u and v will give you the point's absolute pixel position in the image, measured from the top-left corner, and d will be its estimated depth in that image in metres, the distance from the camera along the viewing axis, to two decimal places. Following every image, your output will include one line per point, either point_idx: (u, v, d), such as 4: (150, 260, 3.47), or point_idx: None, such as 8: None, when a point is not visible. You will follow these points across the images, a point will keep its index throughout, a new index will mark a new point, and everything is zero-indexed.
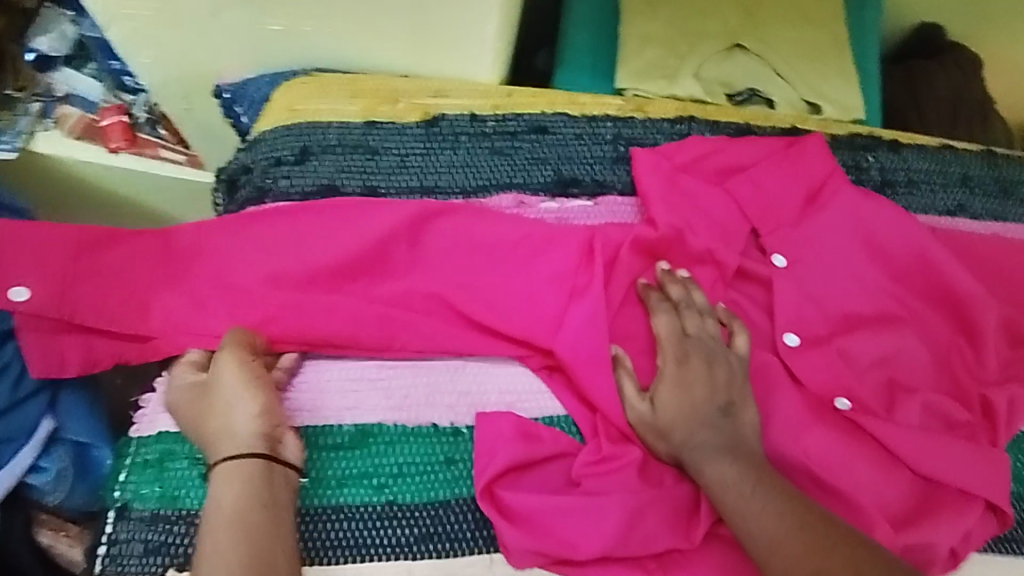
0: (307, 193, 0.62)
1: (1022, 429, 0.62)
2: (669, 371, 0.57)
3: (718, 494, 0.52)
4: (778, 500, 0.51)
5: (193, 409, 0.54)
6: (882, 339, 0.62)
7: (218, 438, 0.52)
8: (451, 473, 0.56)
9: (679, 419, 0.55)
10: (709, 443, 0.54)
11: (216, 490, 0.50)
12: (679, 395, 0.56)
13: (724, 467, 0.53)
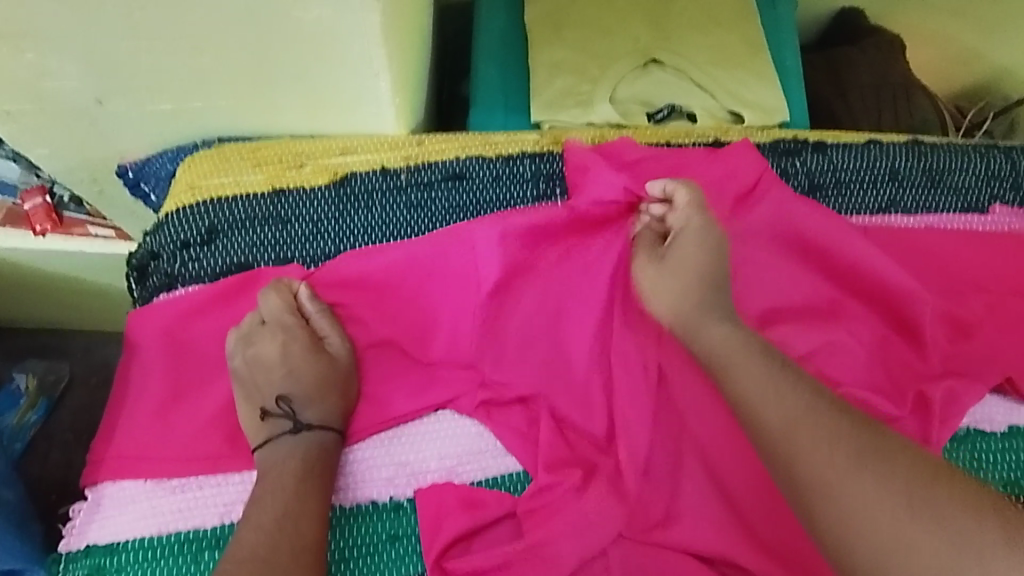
0: (219, 274, 0.60)
1: (968, 426, 0.62)
2: (679, 241, 0.59)
3: (715, 358, 0.54)
4: (797, 382, 0.51)
5: (302, 370, 0.58)
6: (818, 354, 0.62)
7: (321, 405, 0.56)
8: (396, 551, 0.54)
9: (677, 291, 0.58)
10: (706, 323, 0.56)
11: (285, 449, 0.54)
12: (679, 265, 0.59)
13: (723, 341, 0.54)
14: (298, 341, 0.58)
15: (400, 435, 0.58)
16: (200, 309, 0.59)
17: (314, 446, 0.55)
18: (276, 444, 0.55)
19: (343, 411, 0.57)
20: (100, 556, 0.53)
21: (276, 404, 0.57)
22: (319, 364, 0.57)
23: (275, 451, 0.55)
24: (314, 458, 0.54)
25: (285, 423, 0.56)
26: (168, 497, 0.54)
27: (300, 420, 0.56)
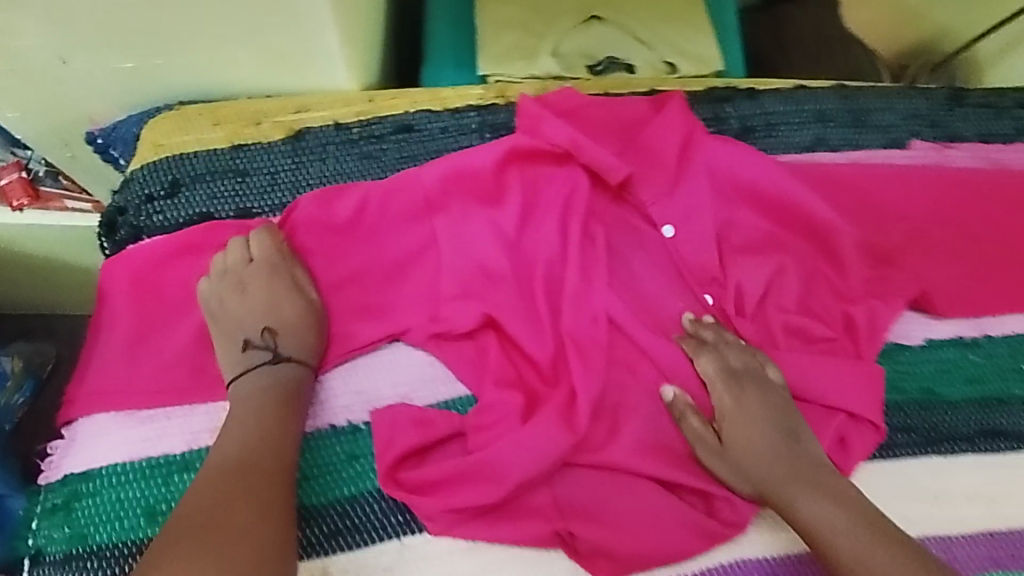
0: (183, 224, 0.64)
1: (891, 342, 0.66)
2: (729, 426, 0.61)
3: (814, 531, 0.55)
4: (870, 522, 0.54)
5: (284, 309, 0.62)
6: (752, 285, 0.67)
7: (298, 341, 0.61)
8: (354, 468, 0.59)
9: (756, 465, 0.59)
10: (789, 486, 0.57)
11: (261, 375, 0.59)
12: (742, 423, 0.61)
13: (812, 500, 0.56)
14: (283, 284, 0.62)
15: (356, 368, 0.62)
16: (166, 255, 0.63)
17: (284, 376, 0.59)
18: (253, 372, 0.59)
19: (317, 351, 0.61)
20: (76, 483, 0.57)
21: (258, 337, 0.61)
22: (300, 307, 0.62)
23: (250, 378, 0.59)
24: (283, 389, 0.58)
25: (264, 355, 0.60)
26: (138, 427, 0.58)
27: (279, 353, 0.60)
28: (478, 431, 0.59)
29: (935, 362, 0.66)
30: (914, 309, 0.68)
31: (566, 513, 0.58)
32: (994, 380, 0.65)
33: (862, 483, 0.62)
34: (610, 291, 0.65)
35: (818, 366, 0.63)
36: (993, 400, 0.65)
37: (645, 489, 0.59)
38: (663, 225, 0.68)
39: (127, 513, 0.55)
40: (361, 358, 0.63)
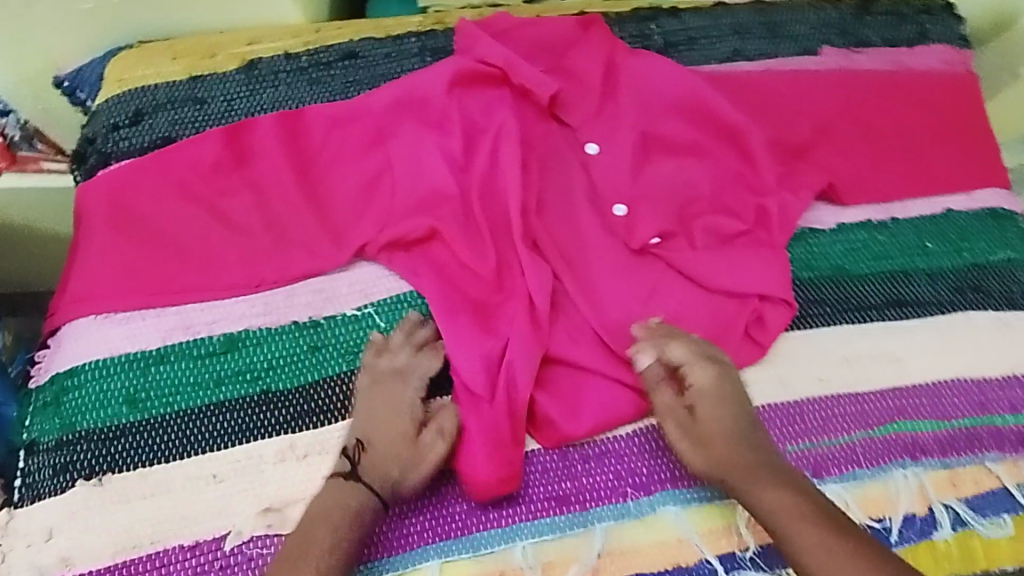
0: (146, 148, 0.69)
1: (803, 227, 0.72)
2: (705, 406, 0.61)
3: (775, 521, 0.55)
4: (836, 524, 0.54)
5: (392, 426, 0.59)
6: (678, 184, 0.72)
7: (388, 467, 0.58)
8: (316, 357, 0.64)
9: (720, 447, 0.59)
10: (748, 476, 0.57)
11: (335, 490, 0.57)
12: (715, 406, 0.61)
13: (767, 489, 0.56)
14: (400, 403, 0.60)
15: (308, 282, 0.66)
16: (130, 175, 0.68)
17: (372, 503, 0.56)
18: (331, 488, 0.57)
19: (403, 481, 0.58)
20: (61, 381, 0.63)
21: (354, 446, 0.59)
22: (406, 434, 0.59)
23: (327, 489, 0.57)
24: (358, 519, 0.55)
25: (348, 467, 0.58)
26: (117, 328, 0.64)
27: (361, 470, 0.58)
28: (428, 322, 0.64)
29: (843, 244, 0.72)
30: (825, 198, 0.74)
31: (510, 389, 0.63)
32: (898, 256, 0.72)
33: (782, 350, 0.68)
34: (545, 193, 0.70)
35: (736, 250, 0.69)
36: (897, 273, 0.71)
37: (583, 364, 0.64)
38: (587, 143, 0.73)
39: (110, 401, 0.61)
40: (312, 278, 0.67)
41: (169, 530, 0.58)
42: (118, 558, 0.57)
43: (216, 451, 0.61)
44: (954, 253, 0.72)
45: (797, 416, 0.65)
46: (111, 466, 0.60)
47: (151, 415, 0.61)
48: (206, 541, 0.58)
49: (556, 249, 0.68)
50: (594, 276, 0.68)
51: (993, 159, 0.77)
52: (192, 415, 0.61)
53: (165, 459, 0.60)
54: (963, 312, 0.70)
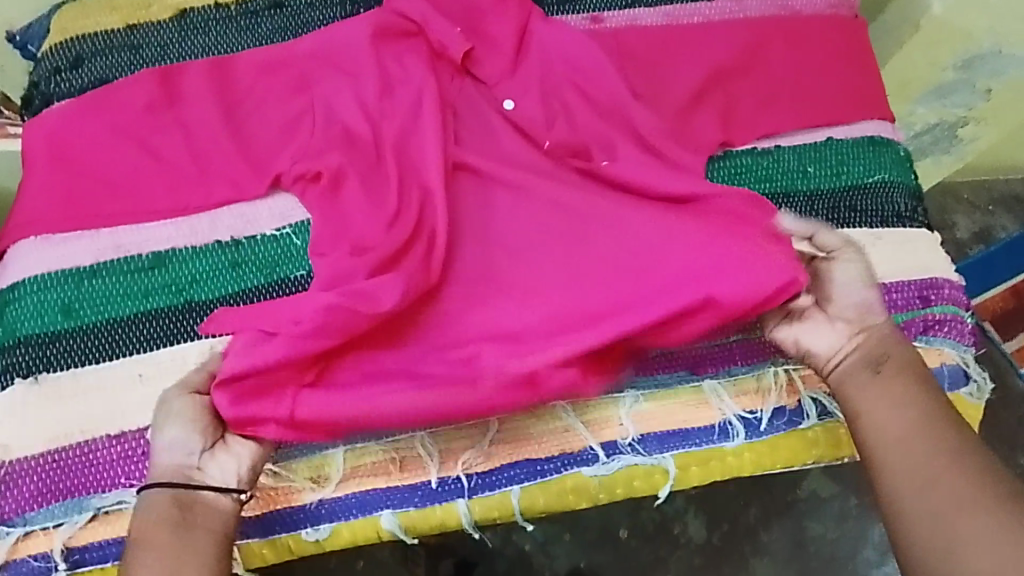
0: (85, 88, 0.76)
1: (709, 170, 0.78)
2: (846, 301, 0.67)
3: (883, 409, 0.63)
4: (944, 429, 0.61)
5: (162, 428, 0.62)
6: (580, 117, 0.77)
7: (166, 462, 0.60)
8: (237, 272, 0.70)
9: (852, 334, 0.66)
10: (871, 336, 0.66)
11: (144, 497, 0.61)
12: (853, 304, 0.67)
13: (883, 345, 0.66)
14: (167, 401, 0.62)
15: (229, 207, 0.72)
16: (67, 112, 0.74)
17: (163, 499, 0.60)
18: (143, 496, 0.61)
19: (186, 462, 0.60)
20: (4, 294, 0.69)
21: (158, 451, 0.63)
22: (174, 429, 0.61)
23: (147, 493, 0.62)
24: (163, 513, 0.59)
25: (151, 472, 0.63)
26: (51, 247, 0.69)
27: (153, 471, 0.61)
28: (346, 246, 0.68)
29: (729, 169, 0.78)
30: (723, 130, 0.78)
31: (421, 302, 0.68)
32: (781, 179, 0.78)
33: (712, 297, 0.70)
34: (456, 129, 0.77)
35: (636, 172, 0.73)
36: (778, 194, 0.77)
37: (484, 278, 0.69)
38: (503, 99, 0.78)
39: (47, 311, 0.68)
40: (234, 204, 0.72)
41: (98, 421, 0.64)
42: (52, 446, 0.63)
43: (143, 353, 0.67)
44: (832, 176, 0.78)
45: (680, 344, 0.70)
46: (48, 367, 0.66)
47: (85, 322, 0.67)
48: (131, 430, 0.64)
49: (461, 176, 0.74)
50: (499, 199, 0.73)
51: (876, 92, 0.83)
52: (123, 323, 0.68)
53: (97, 361, 0.66)
54: (839, 228, 0.76)
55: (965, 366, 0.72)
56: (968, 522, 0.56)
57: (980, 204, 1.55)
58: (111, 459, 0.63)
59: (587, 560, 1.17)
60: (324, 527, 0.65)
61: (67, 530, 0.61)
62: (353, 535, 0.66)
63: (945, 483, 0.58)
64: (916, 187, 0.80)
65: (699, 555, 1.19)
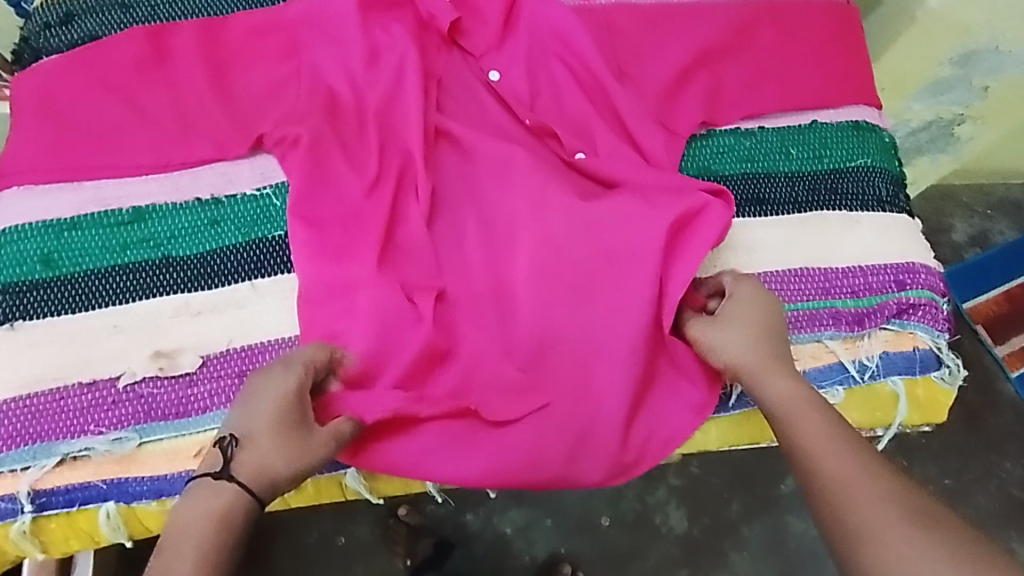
0: (73, 44, 0.76)
1: (690, 148, 0.78)
2: (738, 312, 0.67)
3: (785, 422, 0.62)
4: (849, 442, 0.60)
5: (284, 419, 0.60)
6: (565, 95, 0.78)
7: (255, 468, 0.58)
8: (215, 230, 0.71)
9: (744, 342, 0.66)
10: (767, 376, 0.64)
11: (209, 499, 0.56)
12: (740, 316, 0.67)
13: (777, 382, 0.64)
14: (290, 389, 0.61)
15: (211, 166, 0.72)
16: (53, 65, 0.74)
17: (245, 501, 0.57)
18: (197, 503, 0.56)
19: (274, 474, 0.59)
20: None
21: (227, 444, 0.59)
22: (301, 426, 0.60)
23: (199, 499, 0.57)
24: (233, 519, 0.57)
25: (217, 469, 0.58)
26: (32, 198, 0.70)
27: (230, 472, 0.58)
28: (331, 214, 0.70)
29: (711, 148, 0.78)
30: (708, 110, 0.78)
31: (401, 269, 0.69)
32: (763, 160, 0.78)
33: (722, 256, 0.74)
34: (443, 101, 0.77)
35: (613, 155, 0.76)
36: (760, 174, 0.77)
37: (463, 252, 0.72)
38: (489, 70, 0.79)
39: (26, 260, 0.68)
40: (215, 163, 0.72)
41: (71, 368, 0.65)
42: (24, 391, 0.64)
43: (118, 305, 0.67)
44: (814, 159, 0.78)
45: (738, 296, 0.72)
46: (24, 314, 0.67)
47: (64, 273, 0.68)
48: (102, 379, 0.65)
49: (445, 149, 0.75)
50: (480, 174, 0.75)
51: (865, 78, 0.83)
52: (101, 274, 0.68)
53: (73, 310, 0.67)
54: (818, 210, 0.76)
55: (938, 351, 0.72)
56: (885, 545, 0.53)
57: (980, 208, 1.52)
58: (81, 406, 0.64)
59: (567, 545, 1.17)
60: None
61: (34, 473, 0.62)
62: (316, 492, 0.69)
63: (859, 502, 0.56)
64: (898, 174, 0.80)
65: (678, 547, 1.18)
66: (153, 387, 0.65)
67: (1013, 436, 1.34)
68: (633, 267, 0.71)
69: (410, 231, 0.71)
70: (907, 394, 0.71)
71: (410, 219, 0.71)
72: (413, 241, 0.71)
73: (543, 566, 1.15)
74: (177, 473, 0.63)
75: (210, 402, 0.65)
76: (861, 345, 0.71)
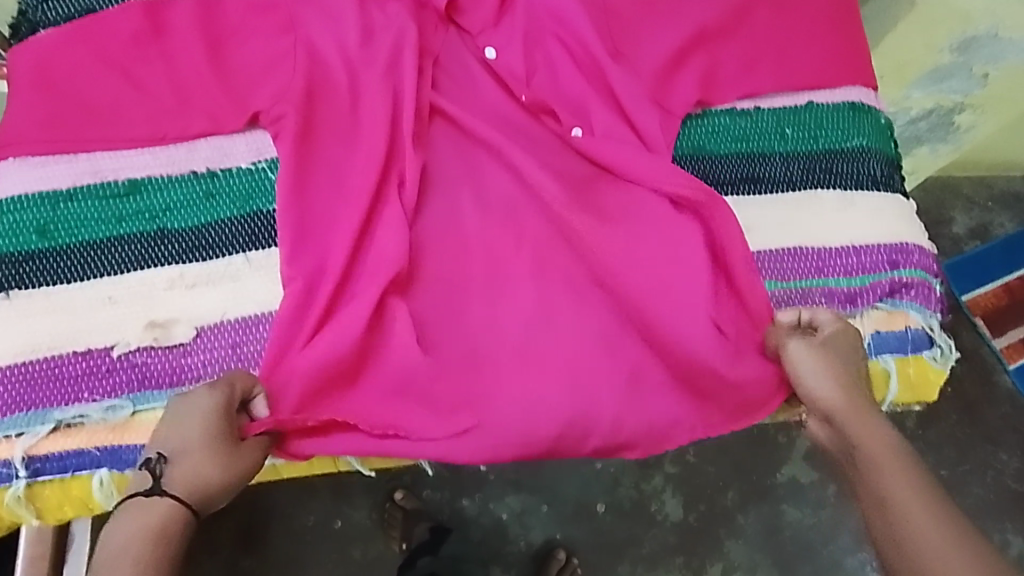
0: (71, 18, 0.77)
1: (685, 127, 0.78)
2: (825, 351, 0.66)
3: (870, 466, 0.60)
4: (934, 493, 0.58)
5: (199, 434, 0.59)
6: (562, 71, 0.78)
7: (180, 481, 0.58)
8: (210, 203, 0.71)
9: (831, 381, 0.65)
10: (858, 414, 0.63)
11: (130, 521, 0.55)
12: (827, 355, 0.66)
13: (867, 426, 0.62)
14: (209, 406, 0.60)
15: (206, 139, 0.72)
16: (49, 37, 0.74)
17: (176, 519, 0.57)
18: (115, 527, 0.55)
19: (198, 486, 0.58)
20: None
21: (153, 462, 0.59)
22: (218, 440, 0.59)
23: (123, 520, 0.56)
24: (164, 538, 0.55)
25: (142, 487, 0.57)
26: (29, 169, 0.70)
27: (157, 489, 0.57)
28: (326, 189, 0.71)
29: (706, 127, 0.78)
30: (704, 88, 0.78)
31: (390, 244, 0.68)
32: (757, 140, 0.78)
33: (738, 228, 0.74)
34: (439, 80, 0.77)
35: (608, 133, 0.76)
36: (754, 154, 0.77)
37: (455, 228, 0.72)
38: (484, 47, 0.78)
39: (22, 230, 0.69)
40: (210, 136, 0.73)
41: (66, 338, 0.65)
42: (19, 359, 0.64)
43: (114, 276, 0.68)
44: (809, 140, 0.78)
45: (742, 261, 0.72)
46: (20, 284, 0.67)
47: (60, 244, 0.69)
48: (97, 348, 0.65)
49: (438, 126, 0.75)
50: (474, 153, 0.75)
51: (862, 58, 0.82)
52: (96, 245, 0.69)
53: (68, 281, 0.67)
54: (811, 190, 0.76)
55: (930, 331, 0.72)
56: None
57: (980, 199, 1.43)
58: (76, 374, 0.64)
59: (563, 532, 1.17)
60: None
61: (28, 440, 0.63)
62: (308, 464, 0.69)
63: (936, 552, 0.54)
64: (893, 155, 0.80)
65: (674, 535, 1.18)
66: (147, 356, 0.65)
67: (1012, 430, 1.29)
68: (625, 248, 0.72)
69: (402, 204, 0.70)
70: (898, 373, 0.71)
71: (402, 195, 0.71)
72: (404, 216, 0.70)
73: (538, 551, 1.15)
74: None
75: (204, 371, 0.66)
76: (855, 323, 0.71)
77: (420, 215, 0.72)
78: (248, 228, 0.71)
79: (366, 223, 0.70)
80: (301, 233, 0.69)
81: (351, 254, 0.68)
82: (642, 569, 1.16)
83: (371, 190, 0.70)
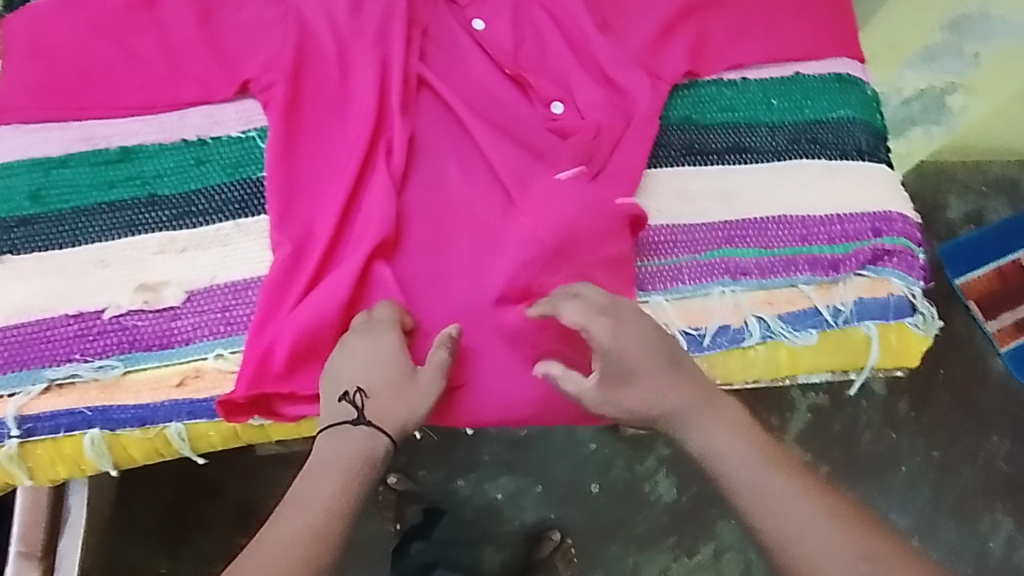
0: None
1: (672, 97, 0.78)
2: (624, 317, 0.66)
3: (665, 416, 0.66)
4: (718, 445, 0.66)
5: (383, 371, 0.63)
6: (551, 42, 0.78)
7: (381, 412, 0.62)
8: (200, 170, 0.72)
9: (624, 337, 0.65)
10: (629, 373, 0.65)
11: (340, 446, 0.61)
12: (619, 321, 0.66)
13: (634, 393, 0.65)
14: (393, 343, 0.64)
15: (196, 108, 0.73)
16: (42, 6, 0.74)
17: (375, 445, 0.62)
18: (332, 451, 0.61)
19: (392, 420, 0.63)
20: None
21: (355, 393, 0.63)
22: (399, 375, 0.64)
23: (329, 444, 0.62)
24: (364, 463, 0.61)
25: (349, 415, 0.63)
26: (21, 135, 0.71)
27: (361, 418, 0.62)
28: (316, 158, 0.72)
29: (692, 98, 0.79)
30: (692, 60, 0.78)
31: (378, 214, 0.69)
32: (743, 110, 0.78)
33: (695, 201, 0.75)
34: (428, 49, 0.77)
35: (598, 101, 0.75)
36: (740, 125, 0.78)
37: (443, 197, 0.72)
38: (473, 19, 0.78)
39: (15, 195, 0.70)
40: (200, 105, 0.73)
41: (57, 300, 0.67)
42: (12, 320, 0.66)
43: (105, 240, 0.69)
44: (795, 110, 0.79)
45: (683, 233, 0.73)
46: (13, 248, 0.68)
47: (51, 208, 0.70)
48: (88, 310, 0.66)
49: (426, 96, 0.75)
50: (461, 122, 0.74)
51: (850, 32, 0.82)
52: (87, 211, 0.70)
53: (60, 245, 0.68)
54: (797, 159, 0.77)
55: (912, 298, 0.73)
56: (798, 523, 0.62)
57: (974, 185, 1.41)
58: (68, 336, 0.65)
59: (556, 512, 1.18)
60: (179, 424, 0.66)
61: (21, 399, 0.64)
62: (296, 426, 0.68)
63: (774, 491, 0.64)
64: (880, 126, 0.81)
65: (666, 515, 1.19)
66: (137, 319, 0.67)
67: (1003, 413, 1.29)
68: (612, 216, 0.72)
69: (389, 173, 0.71)
70: (880, 338, 0.72)
71: (391, 164, 0.72)
72: (392, 185, 0.71)
73: (531, 530, 1.16)
74: (159, 401, 0.66)
75: (193, 334, 0.67)
76: (836, 289, 0.72)
77: (408, 184, 0.72)
78: (238, 194, 0.71)
79: (354, 192, 0.70)
80: (290, 201, 0.70)
81: (338, 221, 0.69)
82: (634, 548, 1.17)
83: (360, 159, 0.71)
